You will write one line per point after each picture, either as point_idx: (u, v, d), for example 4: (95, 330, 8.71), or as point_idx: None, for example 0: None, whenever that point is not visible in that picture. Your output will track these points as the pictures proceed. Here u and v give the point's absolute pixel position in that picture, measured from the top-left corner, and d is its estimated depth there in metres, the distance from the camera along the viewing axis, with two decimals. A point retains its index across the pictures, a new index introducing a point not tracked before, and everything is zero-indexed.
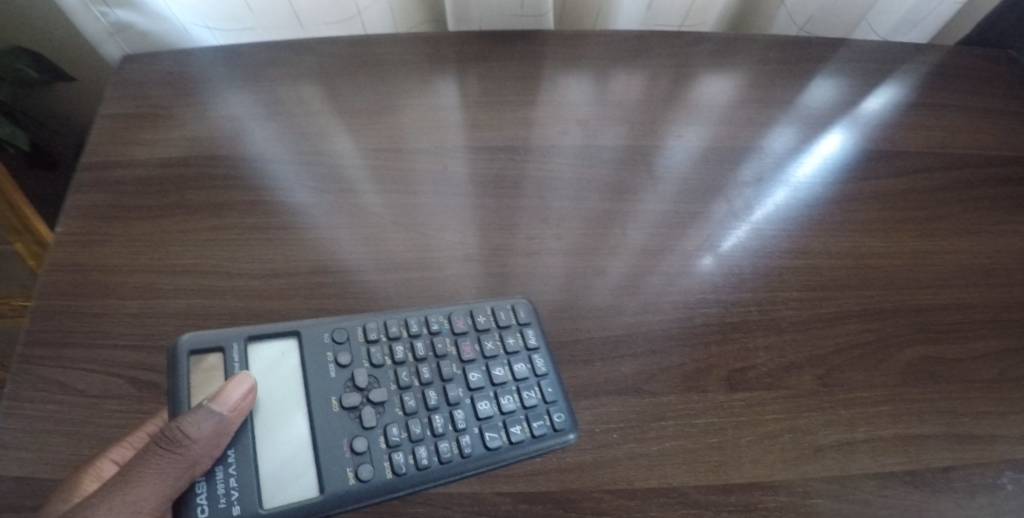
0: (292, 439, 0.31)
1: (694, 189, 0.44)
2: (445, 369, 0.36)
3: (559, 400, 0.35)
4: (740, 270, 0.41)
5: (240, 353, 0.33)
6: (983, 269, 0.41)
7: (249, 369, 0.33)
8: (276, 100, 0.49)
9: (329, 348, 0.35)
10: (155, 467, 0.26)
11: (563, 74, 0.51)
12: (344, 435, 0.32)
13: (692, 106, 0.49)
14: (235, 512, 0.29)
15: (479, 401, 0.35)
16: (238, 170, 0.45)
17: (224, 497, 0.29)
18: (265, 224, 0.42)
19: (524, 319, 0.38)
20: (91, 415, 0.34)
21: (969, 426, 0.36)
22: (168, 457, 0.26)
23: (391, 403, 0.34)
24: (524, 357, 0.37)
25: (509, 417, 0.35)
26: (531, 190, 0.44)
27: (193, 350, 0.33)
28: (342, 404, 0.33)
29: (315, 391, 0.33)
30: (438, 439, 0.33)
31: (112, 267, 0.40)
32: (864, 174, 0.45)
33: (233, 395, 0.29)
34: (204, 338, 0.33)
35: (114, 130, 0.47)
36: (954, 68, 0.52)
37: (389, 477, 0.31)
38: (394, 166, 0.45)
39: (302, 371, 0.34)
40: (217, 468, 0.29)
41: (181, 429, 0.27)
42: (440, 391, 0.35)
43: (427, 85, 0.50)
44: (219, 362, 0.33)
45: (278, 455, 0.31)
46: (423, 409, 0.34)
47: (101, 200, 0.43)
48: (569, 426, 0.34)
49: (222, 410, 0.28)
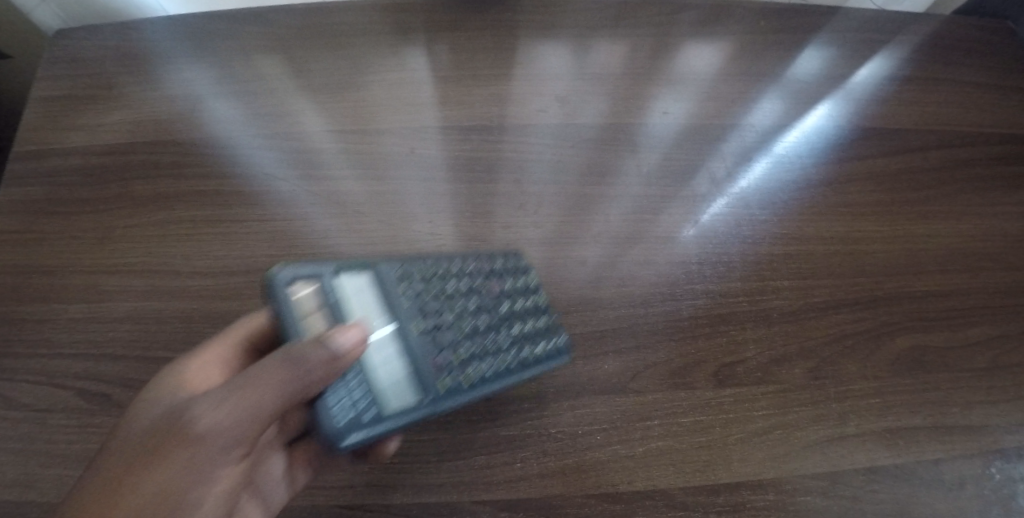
0: (387, 357, 0.30)
1: (679, 170, 0.42)
2: (491, 292, 0.35)
3: (560, 325, 0.35)
4: (729, 258, 0.38)
5: (331, 284, 0.29)
6: (977, 253, 0.40)
7: (342, 300, 0.29)
8: (223, 77, 0.44)
9: (396, 275, 0.32)
10: (273, 382, 0.22)
11: (541, 45, 0.46)
12: (423, 352, 0.31)
13: (677, 78, 0.46)
14: (365, 422, 0.27)
15: (519, 319, 0.34)
16: (187, 157, 0.41)
17: (351, 409, 0.27)
18: (219, 217, 0.39)
19: (524, 265, 0.37)
20: (37, 431, 0.32)
21: (959, 416, 0.35)
22: (286, 376, 0.22)
23: (457, 322, 0.33)
24: (534, 293, 0.36)
25: (540, 335, 0.34)
26: (507, 174, 0.41)
27: (285, 280, 0.28)
28: (421, 325, 0.31)
29: (391, 314, 0.31)
30: (504, 352, 0.33)
31: (54, 269, 0.37)
32: (857, 153, 0.43)
33: (355, 334, 0.25)
34: (298, 270, 0.28)
35: (48, 114, 0.42)
36: (952, 38, 0.50)
37: (472, 383, 0.31)
38: (358, 150, 0.41)
39: (375, 298, 0.31)
40: (338, 382, 0.27)
41: (308, 347, 0.23)
42: (490, 313, 0.34)
43: (390, 59, 0.45)
44: (312, 291, 0.28)
45: (377, 373, 0.29)
46: (482, 326, 0.34)
47: (40, 194, 0.39)
48: (569, 344, 0.35)
49: (343, 345, 0.24)
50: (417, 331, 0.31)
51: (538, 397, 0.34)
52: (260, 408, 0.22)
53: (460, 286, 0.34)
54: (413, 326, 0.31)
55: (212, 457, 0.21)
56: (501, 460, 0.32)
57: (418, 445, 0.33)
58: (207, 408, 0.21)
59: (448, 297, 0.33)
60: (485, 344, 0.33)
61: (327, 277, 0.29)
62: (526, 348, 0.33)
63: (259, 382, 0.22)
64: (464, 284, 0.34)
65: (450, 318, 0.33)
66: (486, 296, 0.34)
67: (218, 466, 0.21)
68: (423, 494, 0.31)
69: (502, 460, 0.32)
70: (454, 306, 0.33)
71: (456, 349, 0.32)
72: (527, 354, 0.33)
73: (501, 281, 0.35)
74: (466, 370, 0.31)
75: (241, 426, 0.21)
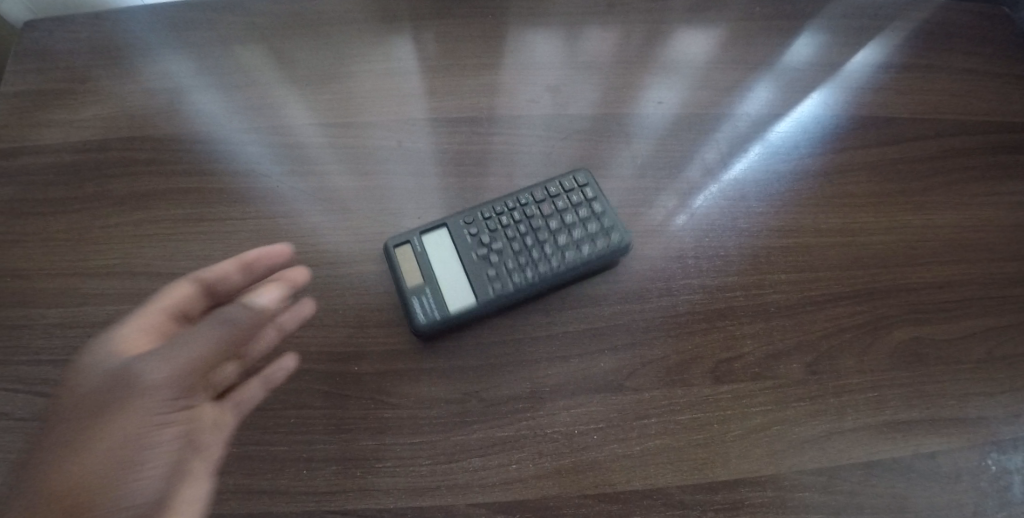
0: (456, 277, 0.35)
1: (673, 161, 0.40)
2: (546, 210, 0.37)
3: (616, 224, 0.36)
4: (726, 252, 0.38)
5: (420, 243, 0.36)
6: (973, 243, 0.40)
7: (427, 252, 0.36)
8: (201, 70, 0.42)
9: (463, 219, 0.37)
10: (193, 342, 0.24)
11: (531, 32, 0.44)
12: (491, 270, 0.35)
13: (670, 66, 0.44)
14: (439, 320, 0.33)
15: (575, 228, 0.36)
16: (165, 153, 0.39)
17: (428, 313, 0.33)
18: (200, 215, 0.37)
19: (583, 181, 0.38)
20: (13, 440, 0.30)
21: (956, 408, 0.35)
22: (208, 333, 0.24)
23: (516, 241, 0.36)
24: (587, 202, 0.37)
25: (596, 237, 0.36)
26: (498, 167, 0.39)
27: (394, 246, 0.35)
28: (483, 248, 0.36)
29: (460, 247, 0.36)
30: (558, 255, 0.35)
31: (29, 271, 0.36)
32: (856, 141, 0.42)
33: (271, 292, 0.27)
34: (398, 235, 0.36)
35: (18, 109, 0.40)
36: (952, 22, 0.48)
37: (525, 284, 0.34)
38: (341, 143, 0.40)
39: (448, 240, 0.36)
40: (416, 297, 0.34)
41: (229, 308, 0.25)
42: (547, 228, 0.37)
43: (372, 48, 0.43)
44: (410, 252, 0.36)
45: (448, 289, 0.35)
46: (539, 240, 0.36)
47: (12, 195, 0.38)
48: (626, 240, 0.36)
49: (261, 302, 0.26)
50: (484, 258, 0.35)
51: (532, 397, 0.33)
52: (193, 361, 0.24)
53: (519, 212, 0.37)
54: (481, 254, 0.36)
55: (157, 406, 0.23)
56: (496, 461, 0.31)
57: (411, 447, 0.32)
58: (144, 366, 0.23)
59: (506, 223, 0.37)
60: (546, 254, 0.35)
61: (411, 236, 0.36)
62: (581, 251, 0.35)
63: (190, 341, 0.24)
64: (523, 210, 0.37)
65: (513, 242, 0.36)
66: (544, 212, 0.37)
67: (164, 414, 0.24)
68: (416, 498, 0.31)
69: (496, 462, 0.31)
70: (514, 229, 0.37)
71: (517, 266, 0.35)
72: (584, 255, 0.35)
73: (558, 197, 0.37)
74: (529, 280, 0.34)
75: (175, 380, 0.24)
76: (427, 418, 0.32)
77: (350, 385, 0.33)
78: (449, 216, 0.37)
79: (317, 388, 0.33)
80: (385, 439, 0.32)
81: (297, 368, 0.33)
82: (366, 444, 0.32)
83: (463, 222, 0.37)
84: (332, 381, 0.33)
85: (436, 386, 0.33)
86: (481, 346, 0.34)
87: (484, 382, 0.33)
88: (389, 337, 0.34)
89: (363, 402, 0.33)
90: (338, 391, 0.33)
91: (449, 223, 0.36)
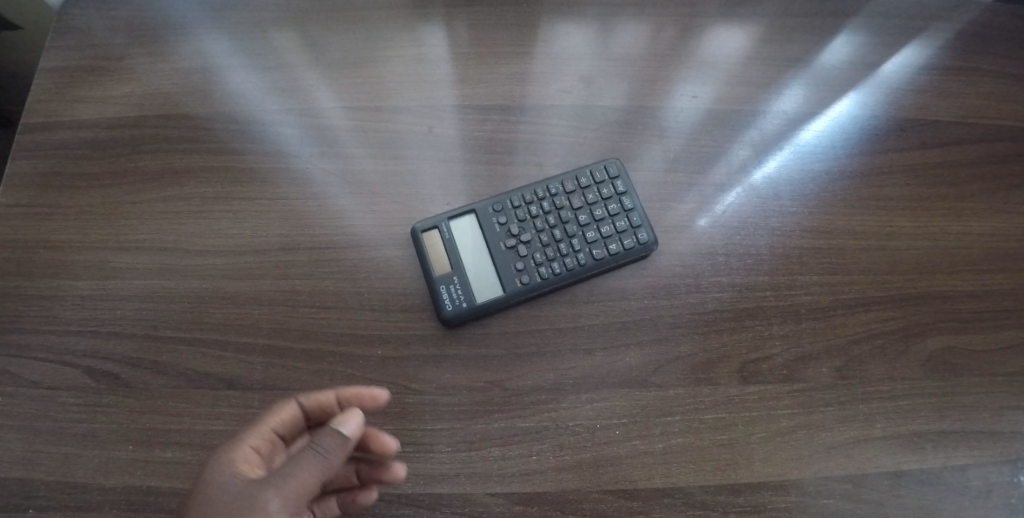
0: (483, 267, 0.35)
1: (702, 157, 0.39)
2: (575, 203, 0.37)
3: (645, 222, 0.36)
4: (756, 251, 0.37)
5: (447, 230, 0.36)
6: (1013, 253, 0.38)
7: (455, 239, 0.36)
8: (235, 50, 0.42)
9: (491, 208, 0.36)
10: (304, 471, 0.25)
11: (563, 20, 0.43)
12: (519, 261, 0.35)
13: (705, 60, 0.42)
14: (466, 308, 0.33)
15: (602, 224, 0.36)
16: (196, 133, 0.39)
17: (455, 301, 0.33)
18: (230, 194, 0.38)
19: (614, 175, 0.37)
20: (46, 408, 0.32)
21: (990, 421, 0.34)
22: (315, 464, 0.25)
23: (543, 233, 0.36)
24: (616, 198, 0.37)
25: (624, 233, 0.36)
26: (527, 157, 0.39)
27: (422, 233, 0.35)
28: (510, 239, 0.35)
29: (488, 236, 0.36)
30: (584, 250, 0.35)
31: (64, 244, 0.36)
32: (896, 143, 0.41)
33: (354, 421, 0.26)
34: (426, 220, 0.36)
35: (54, 85, 0.41)
36: (1014, 16, 0.45)
37: (549, 277, 0.34)
38: (370, 129, 0.39)
39: (476, 229, 0.36)
40: (443, 284, 0.34)
41: (323, 439, 0.26)
42: (575, 222, 0.36)
43: (403, 34, 0.42)
44: (437, 238, 0.35)
45: (476, 278, 0.35)
46: (567, 235, 0.36)
47: (49, 167, 0.38)
48: (653, 240, 0.35)
49: (349, 431, 0.26)
50: (512, 249, 0.35)
51: (555, 388, 0.33)
52: (303, 490, 0.24)
53: (549, 203, 0.37)
54: (509, 244, 0.35)
55: None
56: (516, 452, 0.32)
57: (432, 433, 0.32)
58: (264, 494, 0.24)
59: (534, 214, 0.36)
60: (573, 247, 0.35)
61: (440, 222, 0.36)
62: (610, 247, 0.35)
63: (299, 469, 0.25)
64: (553, 201, 0.37)
65: (542, 234, 0.36)
66: (574, 205, 0.37)
67: None
68: (436, 484, 0.31)
69: (517, 452, 0.31)
70: (543, 221, 0.36)
71: (545, 257, 0.35)
72: (611, 251, 0.35)
73: (589, 189, 0.37)
74: (556, 273, 0.34)
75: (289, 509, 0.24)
76: (448, 405, 0.32)
77: (373, 368, 0.33)
78: (477, 203, 0.36)
79: (338, 370, 0.33)
80: (406, 424, 0.32)
81: (320, 349, 0.33)
82: (386, 429, 0.32)
83: (491, 210, 0.36)
84: (355, 364, 0.33)
85: (459, 373, 0.33)
86: (504, 335, 0.34)
87: (507, 371, 0.33)
88: (413, 322, 0.34)
89: (385, 386, 0.33)
90: (360, 374, 0.33)
91: (478, 211, 0.36)
